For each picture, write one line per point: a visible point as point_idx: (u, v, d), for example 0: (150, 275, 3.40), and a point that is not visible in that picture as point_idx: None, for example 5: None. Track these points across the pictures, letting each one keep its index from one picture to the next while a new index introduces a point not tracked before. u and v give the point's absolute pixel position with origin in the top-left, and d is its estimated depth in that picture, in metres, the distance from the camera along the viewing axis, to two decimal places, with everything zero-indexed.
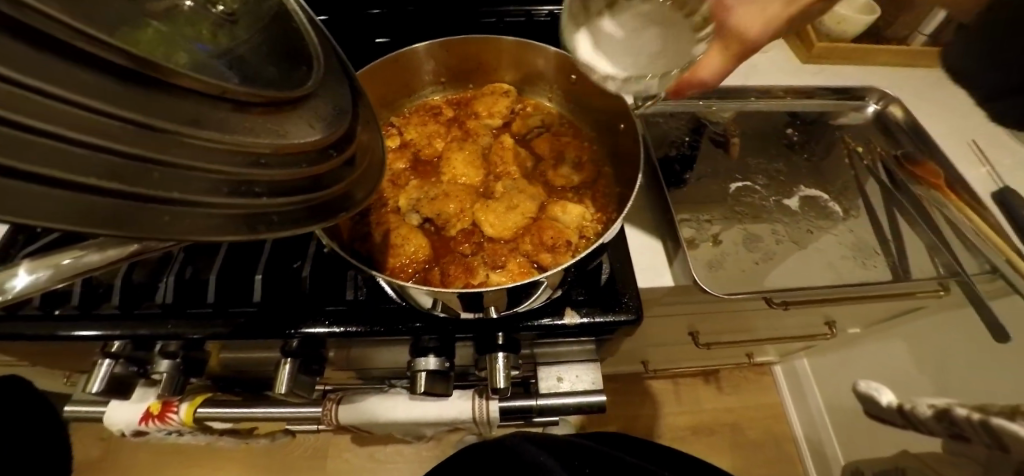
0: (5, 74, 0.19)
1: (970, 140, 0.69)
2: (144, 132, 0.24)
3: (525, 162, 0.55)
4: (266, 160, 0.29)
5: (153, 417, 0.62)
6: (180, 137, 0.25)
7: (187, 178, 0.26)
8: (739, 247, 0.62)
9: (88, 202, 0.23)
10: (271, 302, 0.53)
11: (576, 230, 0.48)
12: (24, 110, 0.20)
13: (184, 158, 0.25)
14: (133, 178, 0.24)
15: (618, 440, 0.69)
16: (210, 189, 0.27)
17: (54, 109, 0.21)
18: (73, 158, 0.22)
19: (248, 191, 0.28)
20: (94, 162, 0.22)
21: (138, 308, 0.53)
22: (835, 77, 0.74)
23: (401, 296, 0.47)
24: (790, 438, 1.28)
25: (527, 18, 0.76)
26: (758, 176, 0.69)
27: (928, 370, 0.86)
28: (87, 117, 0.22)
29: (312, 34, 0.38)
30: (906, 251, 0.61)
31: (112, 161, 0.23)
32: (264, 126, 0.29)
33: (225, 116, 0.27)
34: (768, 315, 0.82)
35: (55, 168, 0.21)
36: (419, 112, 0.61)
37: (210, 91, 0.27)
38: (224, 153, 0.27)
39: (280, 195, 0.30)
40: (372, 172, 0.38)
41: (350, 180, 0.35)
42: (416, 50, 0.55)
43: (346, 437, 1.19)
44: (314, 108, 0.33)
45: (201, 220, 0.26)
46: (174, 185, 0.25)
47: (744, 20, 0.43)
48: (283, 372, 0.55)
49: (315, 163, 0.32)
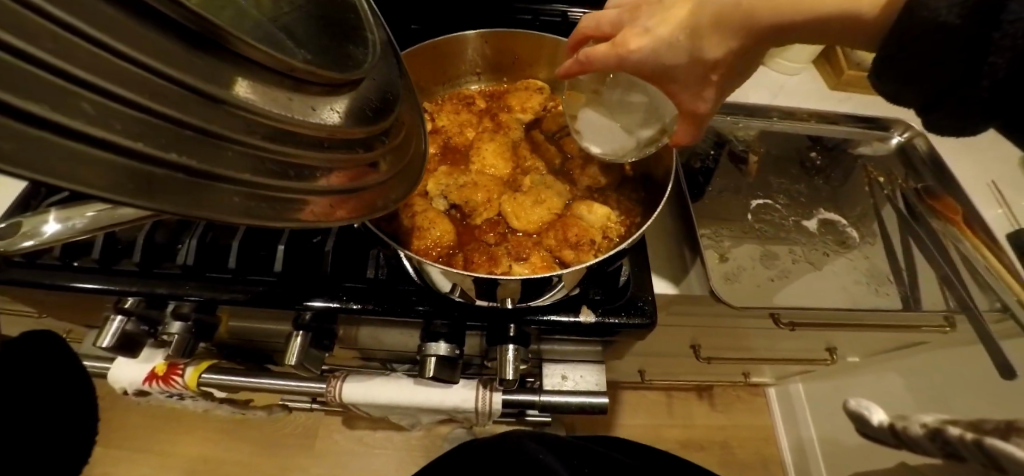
0: (68, 21, 0.21)
1: (990, 180, 0.70)
2: (208, 105, 0.26)
3: (554, 159, 0.56)
4: (326, 143, 0.31)
5: (158, 378, 0.62)
6: (230, 108, 0.26)
7: (230, 149, 0.27)
8: (755, 263, 0.62)
9: (157, 174, 0.24)
10: (291, 273, 0.53)
11: (600, 230, 0.49)
12: (92, 68, 0.22)
13: (252, 137, 0.27)
14: (193, 149, 0.25)
15: (615, 444, 0.70)
16: (276, 171, 0.29)
17: (121, 68, 0.23)
18: (136, 123, 0.23)
19: (307, 174, 0.31)
20: (164, 132, 0.24)
21: (158, 268, 0.53)
22: (861, 106, 0.76)
23: (422, 276, 0.48)
24: (778, 461, 1.28)
25: (562, 18, 0.76)
26: (778, 195, 0.69)
27: (925, 403, 0.87)
28: (155, 83, 0.24)
29: (367, 12, 0.40)
30: (919, 282, 0.62)
31: (182, 132, 0.25)
32: (323, 110, 0.31)
33: (287, 95, 0.29)
34: (772, 335, 0.82)
35: (135, 139, 0.23)
36: (453, 100, 0.62)
37: (280, 68, 0.29)
38: (288, 133, 0.29)
39: (332, 178, 0.32)
40: (409, 163, 0.40)
41: (387, 168, 0.37)
42: (459, 37, 0.56)
43: (338, 419, 1.19)
44: (364, 92, 0.35)
45: (242, 200, 0.28)
46: (240, 162, 0.27)
47: (691, 99, 0.44)
48: (294, 345, 0.55)
49: (363, 148, 0.34)
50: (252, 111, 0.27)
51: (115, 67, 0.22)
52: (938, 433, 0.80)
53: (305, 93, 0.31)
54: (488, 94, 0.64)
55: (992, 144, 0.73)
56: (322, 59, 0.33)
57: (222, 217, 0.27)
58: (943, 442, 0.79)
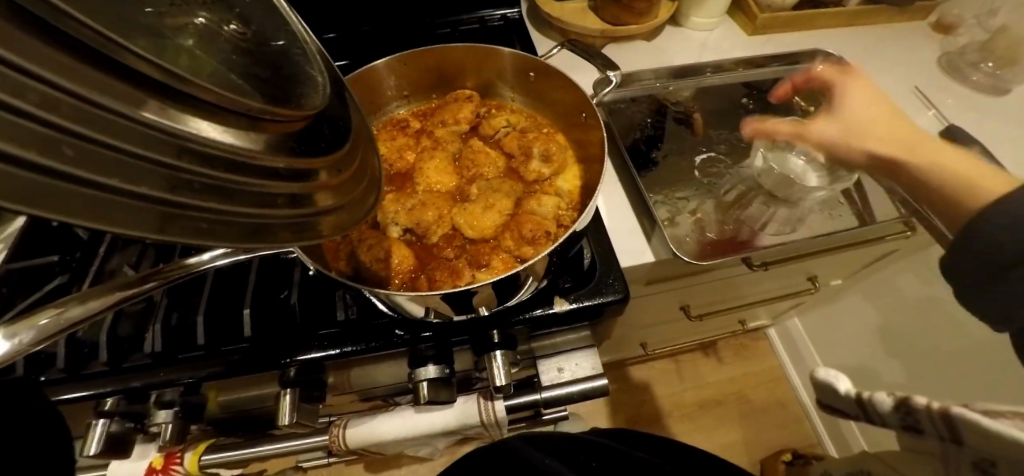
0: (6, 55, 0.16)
1: (914, 87, 0.78)
2: (170, 142, 0.22)
3: (497, 162, 0.56)
4: (281, 174, 0.27)
5: (156, 472, 0.61)
6: (180, 141, 0.22)
7: (174, 180, 0.23)
8: (714, 217, 0.64)
9: (112, 200, 0.21)
10: (264, 334, 0.52)
11: (553, 220, 0.50)
12: (34, 101, 0.17)
13: (207, 170, 0.23)
14: (162, 183, 0.22)
15: (631, 432, 0.70)
16: (235, 199, 0.25)
17: (51, 98, 0.18)
18: (99, 159, 0.20)
19: (268, 202, 0.27)
20: (121, 163, 0.21)
21: (127, 362, 0.51)
22: (781, 46, 0.80)
23: (391, 308, 0.48)
24: (793, 398, 1.31)
25: (480, 23, 0.77)
26: (720, 145, 0.71)
27: (919, 322, 0.92)
28: (107, 119, 0.20)
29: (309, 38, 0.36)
30: (868, 200, 0.67)
31: (147, 166, 0.22)
32: (281, 144, 0.28)
33: (246, 133, 0.26)
34: (750, 280, 0.85)
35: (89, 170, 0.20)
36: (387, 128, 0.62)
37: (238, 108, 0.25)
38: (247, 165, 0.25)
39: (295, 206, 0.29)
40: (370, 186, 0.36)
41: (349, 199, 0.33)
42: (376, 68, 0.56)
43: (357, 466, 1.16)
44: (329, 120, 0.32)
45: (196, 228, 0.24)
46: (201, 193, 0.24)
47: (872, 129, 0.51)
48: (285, 403, 0.55)
49: (325, 178, 0.30)
50: (206, 145, 0.23)
51: (64, 104, 0.18)
52: (896, 397, 0.39)
53: (262, 131, 0.27)
54: (420, 115, 0.65)
55: (903, 63, 0.81)
56: (278, 97, 0.29)
57: (201, 242, 0.23)
58: (905, 410, 0.38)
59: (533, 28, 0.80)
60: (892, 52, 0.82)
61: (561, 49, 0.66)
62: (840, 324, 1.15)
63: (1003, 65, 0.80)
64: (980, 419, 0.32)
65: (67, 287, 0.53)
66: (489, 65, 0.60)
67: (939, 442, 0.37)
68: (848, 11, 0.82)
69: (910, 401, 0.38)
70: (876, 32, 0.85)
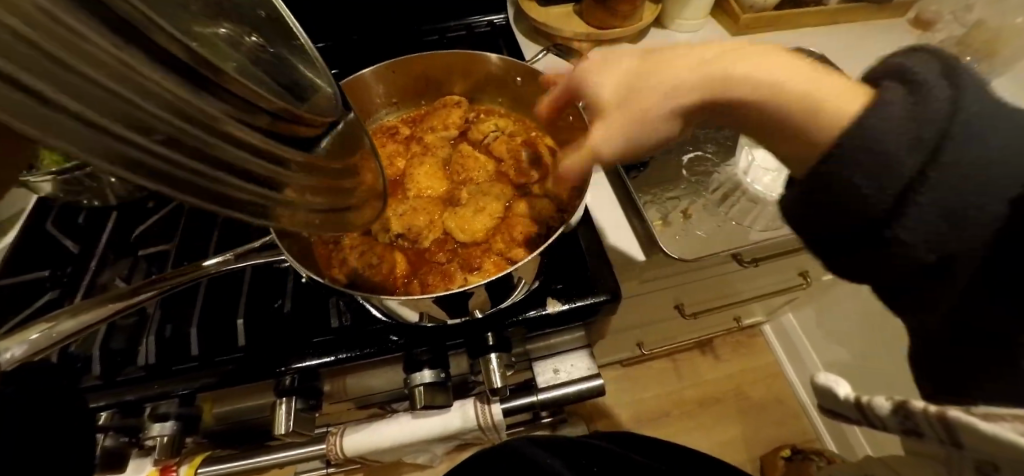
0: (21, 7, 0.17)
1: None
2: (156, 98, 0.24)
3: (486, 166, 0.56)
4: (247, 149, 0.29)
5: None
6: (165, 99, 0.24)
7: (157, 132, 0.24)
8: (703, 215, 0.65)
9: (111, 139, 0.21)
10: (258, 344, 0.52)
11: (543, 221, 0.51)
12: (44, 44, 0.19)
13: (183, 131, 0.25)
14: (147, 132, 0.23)
15: (619, 430, 0.71)
16: (205, 163, 0.26)
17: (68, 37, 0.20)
18: (97, 99, 0.21)
19: (232, 174, 0.28)
20: (117, 107, 0.22)
21: (120, 375, 0.50)
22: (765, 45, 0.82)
23: (385, 314, 0.48)
24: (791, 393, 1.32)
25: (467, 30, 0.78)
26: (707, 144, 0.71)
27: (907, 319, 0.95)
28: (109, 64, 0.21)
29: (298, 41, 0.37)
30: None
31: (137, 115, 0.23)
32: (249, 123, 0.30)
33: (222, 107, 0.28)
34: (742, 276, 0.85)
35: (87, 107, 0.20)
36: (377, 135, 0.62)
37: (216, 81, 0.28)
38: (219, 133, 0.27)
39: (258, 184, 0.30)
40: (338, 181, 0.38)
41: (310, 190, 0.35)
42: (364, 76, 0.57)
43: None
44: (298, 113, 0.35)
45: (171, 183, 0.24)
46: (177, 150, 0.25)
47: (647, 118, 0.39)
48: (281, 413, 0.55)
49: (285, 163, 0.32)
50: (182, 107, 0.25)
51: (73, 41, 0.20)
52: (894, 400, 0.34)
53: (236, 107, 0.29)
54: (409, 121, 0.65)
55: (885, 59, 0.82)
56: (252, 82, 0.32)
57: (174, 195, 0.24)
58: (903, 415, 0.33)
59: (520, 33, 0.81)
60: (873, 48, 0.83)
61: (547, 53, 0.66)
62: (834, 319, 1.17)
63: (982, 58, 0.82)
64: (975, 420, 0.28)
65: (58, 301, 0.53)
66: (476, 71, 0.60)
67: (939, 445, 0.32)
68: (830, 9, 0.83)
69: (907, 403, 0.33)
70: (857, 28, 0.86)
